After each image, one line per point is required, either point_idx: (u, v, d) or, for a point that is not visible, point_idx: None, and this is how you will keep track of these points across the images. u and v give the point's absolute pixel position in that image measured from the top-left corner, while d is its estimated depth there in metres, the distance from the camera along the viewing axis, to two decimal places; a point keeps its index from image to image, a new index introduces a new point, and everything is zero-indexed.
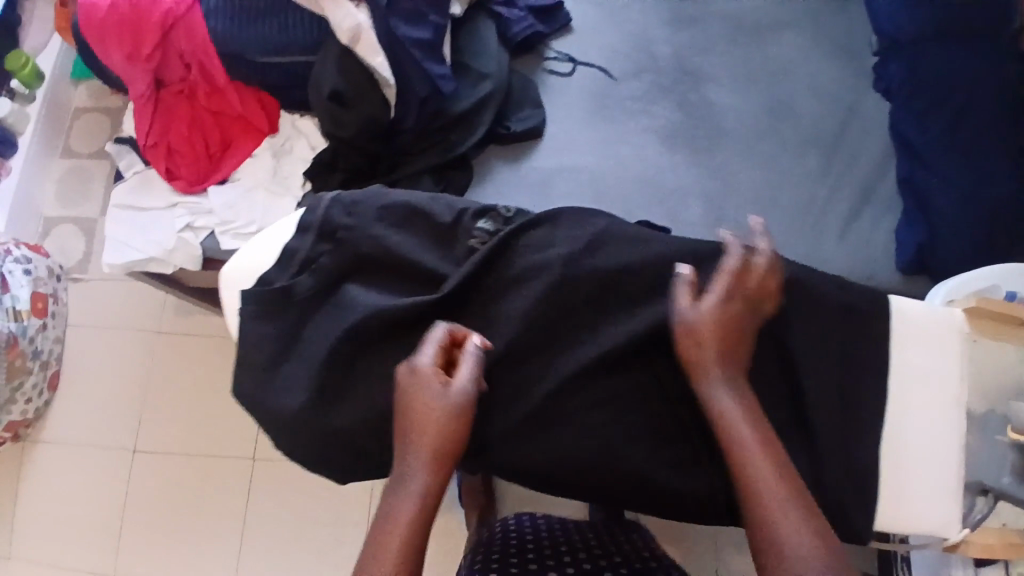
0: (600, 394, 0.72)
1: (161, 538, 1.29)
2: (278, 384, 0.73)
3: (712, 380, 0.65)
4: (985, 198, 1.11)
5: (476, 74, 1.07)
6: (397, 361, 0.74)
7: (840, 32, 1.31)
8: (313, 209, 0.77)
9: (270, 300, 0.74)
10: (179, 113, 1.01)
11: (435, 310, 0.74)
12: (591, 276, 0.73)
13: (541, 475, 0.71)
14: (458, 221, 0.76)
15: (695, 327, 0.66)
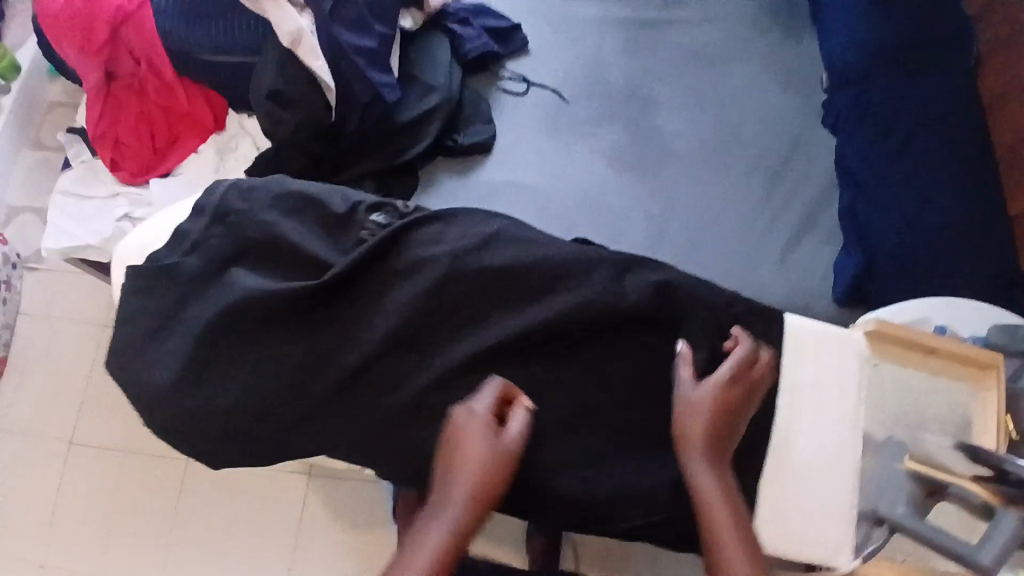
0: (479, 391, 0.72)
1: (87, 532, 1.27)
2: (150, 356, 0.72)
3: (697, 454, 0.65)
4: (925, 231, 1.15)
5: (424, 86, 1.11)
6: (271, 347, 0.71)
7: (790, 69, 1.35)
8: (209, 193, 0.77)
9: (156, 276, 0.75)
10: (127, 107, 1.04)
11: (316, 296, 0.72)
12: (478, 272, 0.73)
13: (411, 470, 0.70)
14: (352, 213, 0.76)
15: (694, 402, 0.67)
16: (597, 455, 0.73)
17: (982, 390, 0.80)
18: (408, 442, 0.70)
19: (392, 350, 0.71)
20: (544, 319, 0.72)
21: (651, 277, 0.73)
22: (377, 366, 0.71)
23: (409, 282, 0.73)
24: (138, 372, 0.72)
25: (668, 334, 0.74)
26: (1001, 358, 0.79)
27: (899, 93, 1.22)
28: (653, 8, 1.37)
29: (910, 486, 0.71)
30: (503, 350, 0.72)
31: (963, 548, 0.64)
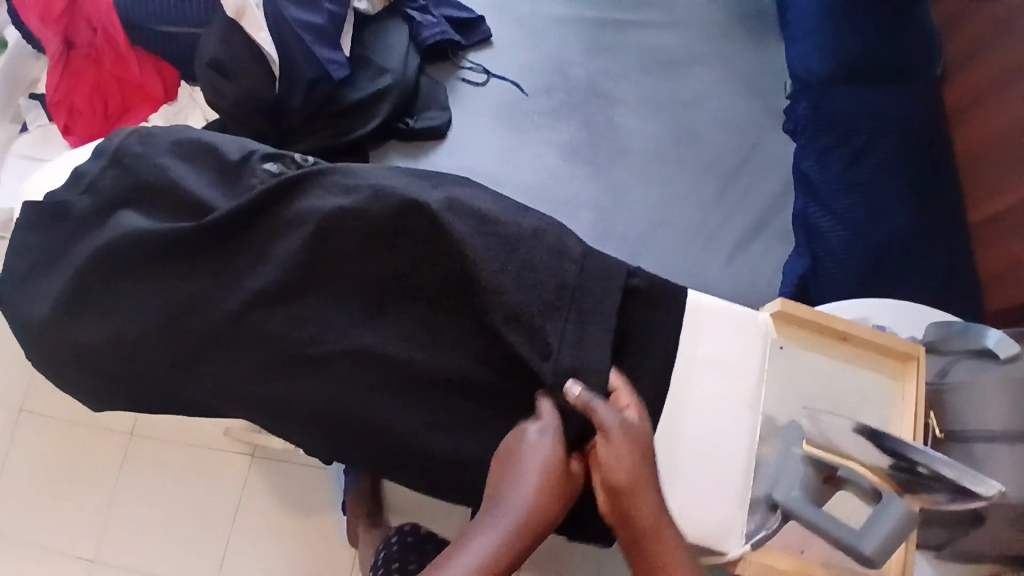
0: (354, 342, 0.74)
1: (29, 505, 1.23)
2: (38, 291, 0.78)
3: (642, 494, 0.63)
4: (877, 237, 1.12)
5: (376, 68, 1.13)
6: (156, 285, 0.75)
7: (755, 72, 1.34)
8: (111, 138, 0.80)
9: (50, 214, 0.79)
10: (82, 74, 1.12)
11: (201, 240, 0.75)
12: (359, 224, 0.73)
13: (285, 411, 0.75)
14: (244, 161, 0.78)
15: (624, 439, 0.64)
16: (483, 418, 0.75)
17: (902, 380, 0.83)
18: (284, 387, 0.74)
19: (267, 297, 0.74)
20: (416, 276, 0.74)
21: (535, 238, 0.75)
22: (257, 310, 0.74)
23: (287, 233, 0.75)
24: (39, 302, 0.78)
25: (559, 301, 0.72)
26: (924, 350, 0.82)
27: (860, 98, 1.20)
28: (619, 6, 1.37)
29: (807, 470, 0.72)
30: (376, 305, 0.75)
31: (848, 534, 0.66)
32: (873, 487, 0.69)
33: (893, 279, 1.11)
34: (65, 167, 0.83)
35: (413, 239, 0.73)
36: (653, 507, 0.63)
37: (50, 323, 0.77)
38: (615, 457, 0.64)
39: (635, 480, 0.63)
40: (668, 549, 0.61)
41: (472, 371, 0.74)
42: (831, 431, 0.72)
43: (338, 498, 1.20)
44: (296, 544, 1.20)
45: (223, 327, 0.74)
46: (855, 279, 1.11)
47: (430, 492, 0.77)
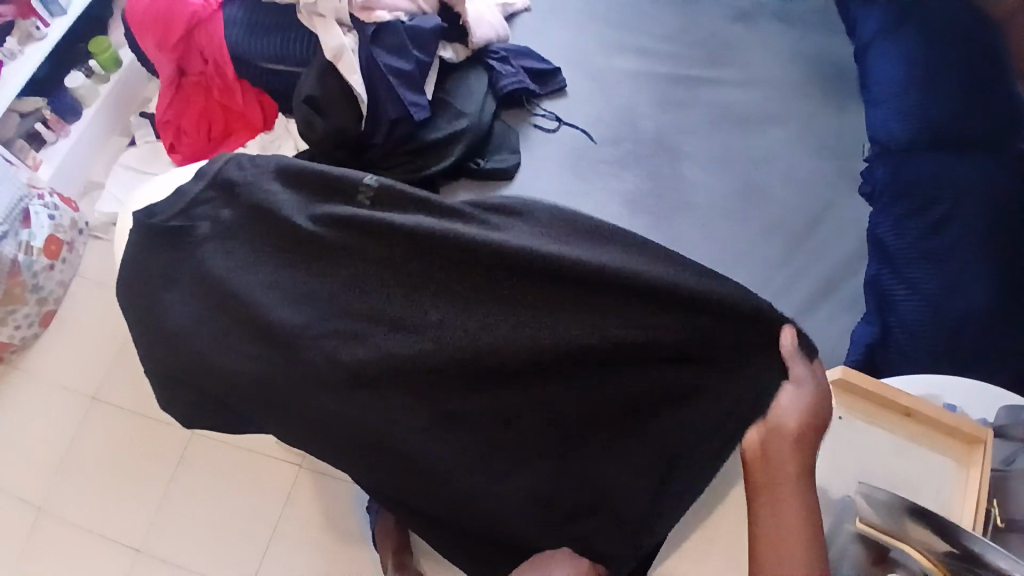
0: (426, 364, 0.74)
1: (87, 488, 1.30)
2: (133, 307, 0.84)
3: (789, 447, 0.73)
4: (952, 311, 1.08)
5: (455, 112, 1.20)
6: (244, 303, 0.79)
7: (829, 134, 1.33)
8: (213, 162, 0.86)
9: (151, 233, 0.83)
10: (194, 101, 1.26)
11: (301, 265, 0.81)
12: (448, 249, 0.76)
13: (351, 435, 0.77)
14: (335, 181, 0.83)
15: (800, 398, 0.74)
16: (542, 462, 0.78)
17: (967, 465, 0.80)
18: (351, 412, 0.76)
19: (348, 321, 0.77)
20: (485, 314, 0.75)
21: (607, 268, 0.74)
22: (341, 330, 0.77)
23: (381, 255, 0.78)
24: (131, 306, 0.84)
25: (634, 340, 0.74)
26: (991, 434, 0.79)
27: (939, 166, 1.17)
28: (693, 64, 1.41)
29: (857, 549, 0.73)
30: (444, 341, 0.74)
31: None
32: (923, 569, 0.68)
33: (966, 357, 1.07)
34: (164, 184, 0.91)
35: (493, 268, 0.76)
36: (792, 459, 0.73)
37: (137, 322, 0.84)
38: (790, 408, 0.74)
39: (786, 436, 0.73)
40: (786, 496, 0.71)
41: (532, 414, 0.76)
42: (881, 510, 0.72)
43: (366, 530, 1.23)
44: (328, 561, 1.22)
45: (300, 350, 0.76)
46: (928, 352, 1.08)
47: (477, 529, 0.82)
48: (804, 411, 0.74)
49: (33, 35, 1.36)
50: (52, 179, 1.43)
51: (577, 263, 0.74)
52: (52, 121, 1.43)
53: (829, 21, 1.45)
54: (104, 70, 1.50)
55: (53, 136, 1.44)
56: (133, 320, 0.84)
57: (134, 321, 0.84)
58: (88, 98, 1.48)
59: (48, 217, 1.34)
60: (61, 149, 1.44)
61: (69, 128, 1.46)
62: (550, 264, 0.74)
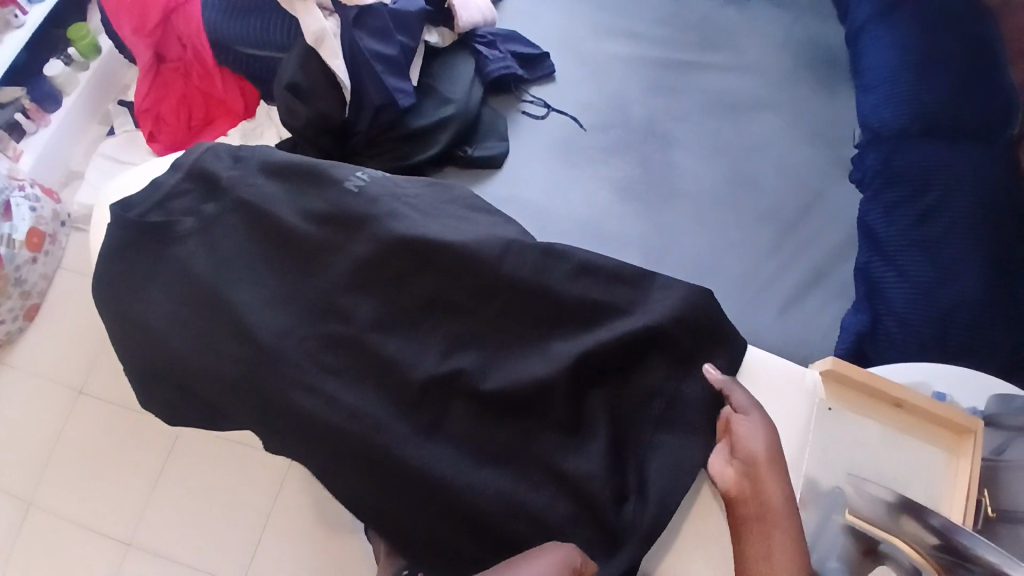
0: (404, 353, 0.77)
1: (73, 485, 1.28)
2: (109, 303, 0.81)
3: (766, 475, 0.70)
4: (944, 299, 1.06)
5: (441, 98, 1.18)
6: (227, 294, 0.78)
7: (821, 120, 1.31)
8: (191, 152, 0.86)
9: (126, 225, 0.81)
10: (173, 88, 1.22)
11: (289, 252, 0.82)
12: (435, 244, 0.79)
13: (323, 428, 0.74)
14: (321, 174, 0.84)
15: (759, 427, 0.73)
16: (518, 455, 0.75)
17: (957, 455, 0.79)
18: (331, 402, 0.75)
19: (326, 314, 0.79)
20: (466, 310, 0.79)
21: (584, 262, 0.79)
22: (324, 323, 0.78)
23: (360, 249, 0.80)
24: (104, 303, 0.81)
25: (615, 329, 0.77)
26: (981, 424, 0.78)
27: (932, 153, 1.15)
28: (685, 49, 1.38)
29: (846, 542, 0.72)
30: (429, 329, 0.79)
31: None
32: (912, 564, 0.70)
33: (958, 347, 1.05)
34: (143, 175, 0.89)
35: (478, 260, 0.79)
36: (776, 492, 0.70)
37: (114, 317, 0.81)
38: (754, 439, 0.72)
39: (761, 464, 0.71)
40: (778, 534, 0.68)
41: (508, 408, 0.76)
42: (873, 505, 0.73)
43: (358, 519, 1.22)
44: (315, 552, 1.21)
45: (280, 341, 0.76)
46: (917, 343, 1.06)
47: (449, 535, 0.73)
48: (769, 439, 0.73)
49: (12, 23, 1.32)
50: (33, 169, 1.39)
51: (559, 258, 0.79)
52: (32, 111, 1.40)
53: (822, 5, 1.43)
54: (83, 58, 1.46)
55: (32, 126, 1.40)
56: (110, 316, 0.81)
57: (110, 317, 0.81)
58: (68, 87, 1.44)
59: (29, 209, 1.31)
60: (41, 138, 1.41)
61: (49, 117, 1.43)
62: (533, 260, 0.79)
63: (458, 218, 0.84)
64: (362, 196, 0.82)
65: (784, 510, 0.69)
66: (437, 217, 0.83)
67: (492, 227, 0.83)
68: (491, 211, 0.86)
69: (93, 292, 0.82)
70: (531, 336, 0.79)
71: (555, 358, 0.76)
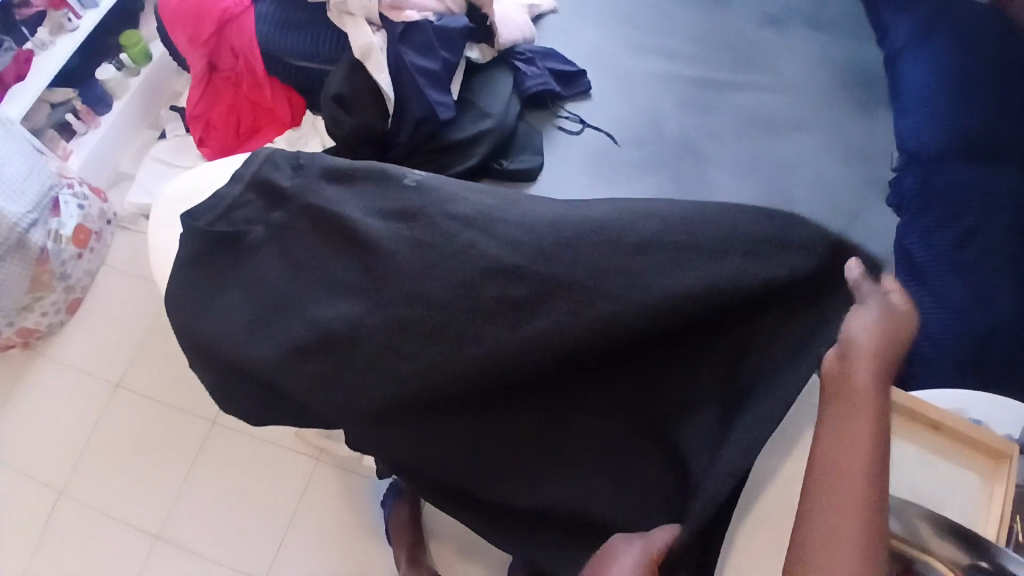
0: (455, 352, 0.73)
1: (108, 474, 1.32)
2: (191, 310, 0.81)
3: (860, 369, 0.65)
4: (979, 324, 1.07)
5: (478, 112, 1.21)
6: (298, 305, 0.79)
7: (857, 141, 1.31)
8: (249, 162, 0.86)
9: (196, 236, 0.82)
10: (224, 97, 1.29)
11: (351, 254, 0.80)
12: (497, 231, 0.77)
13: (394, 439, 0.78)
14: (384, 176, 0.85)
15: (866, 322, 0.68)
16: (581, 441, 0.79)
17: (991, 481, 0.79)
18: (401, 425, 0.77)
19: (397, 302, 0.75)
20: (534, 285, 0.73)
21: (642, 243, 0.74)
22: (381, 321, 0.75)
23: (426, 234, 0.78)
24: (178, 316, 0.82)
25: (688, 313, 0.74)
26: (1018, 450, 0.78)
27: (967, 181, 1.15)
28: (721, 68, 1.40)
29: None
30: (489, 305, 0.73)
31: None
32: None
33: (993, 372, 1.05)
34: (193, 178, 0.93)
35: (538, 248, 0.74)
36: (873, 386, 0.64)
37: (182, 303, 0.82)
38: (860, 328, 0.68)
39: (860, 363, 0.66)
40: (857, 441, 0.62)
41: (566, 401, 0.78)
42: (914, 526, 0.72)
43: (381, 521, 1.25)
44: (341, 552, 1.24)
45: (341, 346, 0.76)
46: (953, 367, 1.05)
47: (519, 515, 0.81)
48: (875, 333, 0.67)
49: (65, 27, 1.38)
50: (81, 169, 1.46)
51: (621, 238, 0.74)
52: (83, 113, 1.45)
53: (858, 27, 1.44)
54: (135, 64, 1.53)
55: (83, 127, 1.46)
56: (176, 320, 0.83)
57: (178, 323, 0.82)
58: (119, 91, 1.51)
59: (77, 207, 1.37)
60: (91, 139, 1.47)
61: (100, 119, 1.49)
62: (593, 243, 0.74)
63: (509, 206, 0.79)
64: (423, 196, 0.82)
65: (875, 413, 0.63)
66: (491, 208, 0.80)
67: (543, 209, 0.79)
68: (543, 196, 0.82)
69: (167, 303, 0.83)
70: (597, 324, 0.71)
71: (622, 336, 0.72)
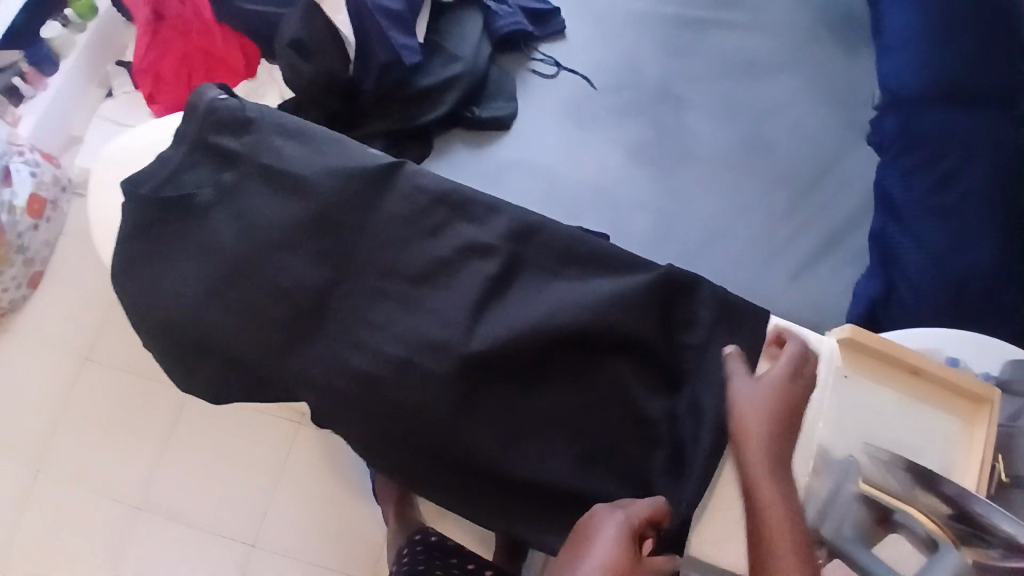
0: (427, 319, 0.75)
1: (87, 448, 1.29)
2: (145, 279, 0.77)
3: (754, 450, 0.70)
4: (955, 268, 1.04)
5: (448, 55, 1.15)
6: (260, 274, 0.75)
7: (841, 81, 1.27)
8: (189, 121, 0.80)
9: (145, 202, 0.77)
10: (173, 48, 1.18)
11: (311, 221, 0.76)
12: (469, 204, 0.78)
13: (357, 412, 0.74)
14: (341, 140, 0.80)
15: (750, 396, 0.72)
16: (557, 407, 0.75)
17: (971, 424, 0.79)
18: (368, 395, 0.73)
19: (369, 273, 0.76)
20: (521, 267, 0.77)
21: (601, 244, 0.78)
22: (343, 288, 0.76)
23: (394, 206, 0.77)
24: (130, 294, 0.77)
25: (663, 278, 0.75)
26: (998, 394, 0.78)
27: (949, 122, 1.10)
28: (702, 5, 1.33)
29: (859, 510, 0.73)
30: (467, 283, 0.76)
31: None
32: (928, 535, 0.71)
33: (969, 312, 1.05)
34: (147, 137, 0.86)
35: (514, 231, 0.77)
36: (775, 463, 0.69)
37: (134, 275, 0.77)
38: (749, 409, 0.71)
39: (753, 442, 0.70)
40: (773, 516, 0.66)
41: (540, 367, 0.75)
42: (887, 474, 0.73)
43: (365, 481, 1.25)
44: (329, 515, 1.24)
45: (312, 317, 0.75)
46: (929, 311, 1.05)
47: (488, 492, 0.75)
48: (765, 404, 0.71)
49: None
50: (32, 135, 1.35)
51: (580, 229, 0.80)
52: (30, 75, 1.35)
53: None
54: (80, 19, 1.40)
55: (31, 90, 1.36)
56: (126, 292, 0.77)
57: (130, 295, 0.77)
58: (66, 49, 1.39)
59: (29, 173, 1.28)
60: (40, 102, 1.36)
61: (48, 81, 1.37)
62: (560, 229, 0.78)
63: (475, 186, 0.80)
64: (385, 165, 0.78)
65: (785, 485, 0.68)
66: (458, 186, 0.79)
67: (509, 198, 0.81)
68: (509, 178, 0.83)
69: (116, 273, 0.78)
70: (578, 304, 0.74)
71: (599, 315, 0.73)
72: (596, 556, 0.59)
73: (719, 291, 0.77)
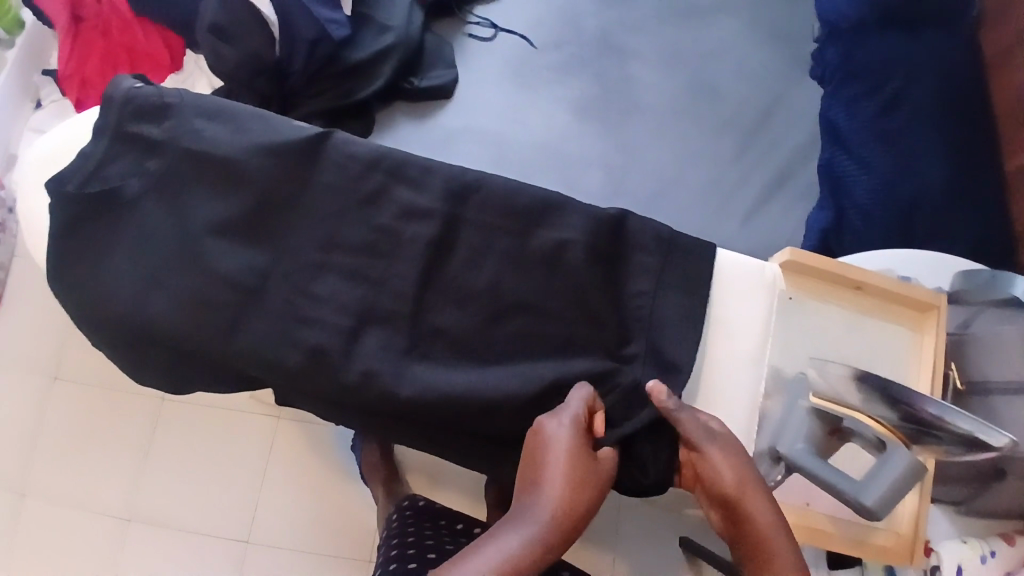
0: (373, 289, 0.75)
1: (65, 469, 1.26)
2: (83, 280, 0.75)
3: (742, 500, 0.61)
4: (907, 189, 1.05)
5: (378, 27, 1.12)
6: (201, 262, 0.74)
7: (779, 17, 1.27)
8: (104, 112, 0.77)
9: (70, 201, 0.74)
10: (94, 48, 1.16)
11: (247, 204, 0.76)
12: (403, 168, 0.77)
13: (311, 388, 0.73)
14: (265, 117, 0.78)
15: (709, 448, 0.65)
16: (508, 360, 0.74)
17: (919, 334, 0.81)
18: (319, 371, 0.73)
19: (311, 249, 0.75)
20: (463, 226, 0.76)
21: (544, 192, 0.77)
22: (285, 268, 0.75)
23: (327, 177, 0.76)
24: (71, 298, 0.75)
25: (604, 224, 0.75)
26: (944, 301, 0.80)
27: (894, 49, 1.10)
28: None
29: (813, 425, 0.74)
30: (411, 249, 0.75)
31: (850, 486, 0.71)
32: (877, 436, 0.71)
33: (922, 233, 1.05)
34: (70, 136, 0.84)
35: (451, 191, 0.76)
36: (764, 505, 0.61)
37: (71, 278, 0.75)
38: (716, 466, 0.64)
39: (733, 491, 0.62)
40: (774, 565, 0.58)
41: (490, 324, 0.75)
42: (834, 383, 0.73)
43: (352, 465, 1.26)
44: (317, 502, 1.24)
45: (257, 299, 0.74)
46: (881, 234, 1.05)
47: (453, 449, 0.77)
48: (728, 453, 0.64)
49: None
50: None
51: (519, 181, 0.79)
52: None
53: None
54: (9, 35, 1.35)
55: None
56: (66, 294, 0.75)
57: (70, 297, 0.75)
58: None
59: None
60: None
61: None
62: (499, 182, 0.77)
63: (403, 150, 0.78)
64: (314, 139, 0.76)
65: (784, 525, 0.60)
66: (387, 151, 0.77)
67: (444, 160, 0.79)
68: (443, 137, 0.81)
69: (50, 277, 0.75)
70: (524, 263, 0.75)
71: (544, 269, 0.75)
72: (554, 475, 0.58)
73: (662, 230, 0.77)
